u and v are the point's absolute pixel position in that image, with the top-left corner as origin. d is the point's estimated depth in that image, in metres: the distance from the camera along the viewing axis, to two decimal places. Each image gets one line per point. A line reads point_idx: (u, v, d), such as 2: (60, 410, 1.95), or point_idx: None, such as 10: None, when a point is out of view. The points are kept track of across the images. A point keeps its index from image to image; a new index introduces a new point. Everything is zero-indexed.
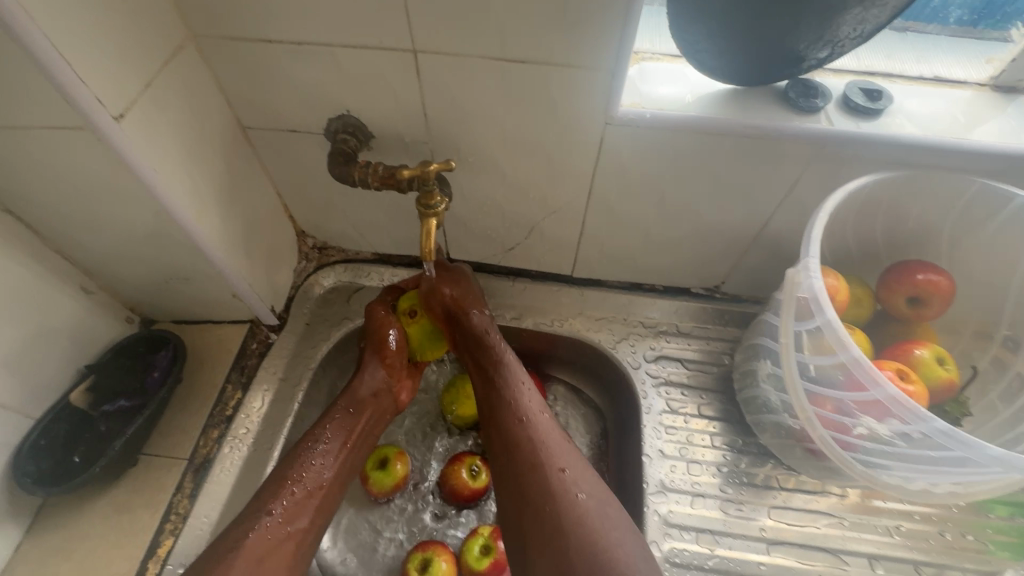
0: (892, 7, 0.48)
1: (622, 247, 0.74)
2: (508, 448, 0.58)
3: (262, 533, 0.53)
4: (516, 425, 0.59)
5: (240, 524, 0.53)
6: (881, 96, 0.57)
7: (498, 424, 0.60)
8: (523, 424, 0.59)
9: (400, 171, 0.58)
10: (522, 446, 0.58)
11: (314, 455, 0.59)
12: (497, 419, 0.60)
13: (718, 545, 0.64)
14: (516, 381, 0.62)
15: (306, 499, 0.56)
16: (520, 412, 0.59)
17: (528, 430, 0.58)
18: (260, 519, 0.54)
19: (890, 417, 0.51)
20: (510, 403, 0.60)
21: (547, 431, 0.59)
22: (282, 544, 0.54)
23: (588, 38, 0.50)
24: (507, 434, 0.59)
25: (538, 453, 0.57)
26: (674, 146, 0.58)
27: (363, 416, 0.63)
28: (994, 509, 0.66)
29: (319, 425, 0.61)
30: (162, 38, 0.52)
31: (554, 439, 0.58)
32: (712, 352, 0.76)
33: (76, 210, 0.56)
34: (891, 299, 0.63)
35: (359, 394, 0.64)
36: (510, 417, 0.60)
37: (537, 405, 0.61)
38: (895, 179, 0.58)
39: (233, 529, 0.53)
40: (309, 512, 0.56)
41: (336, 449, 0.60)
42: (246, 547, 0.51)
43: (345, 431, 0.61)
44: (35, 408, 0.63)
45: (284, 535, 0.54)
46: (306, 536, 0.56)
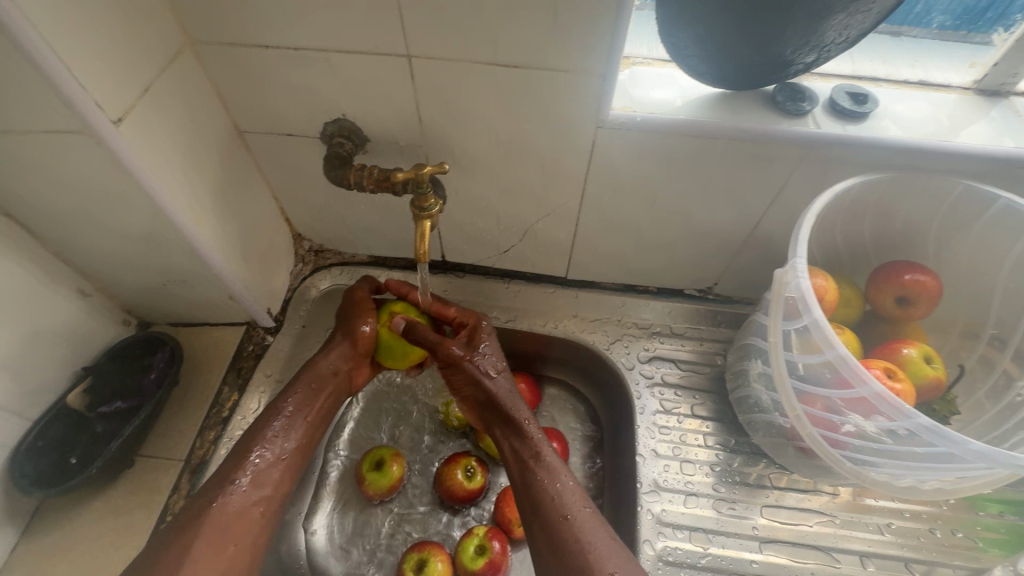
0: (876, 12, 0.49)
1: (616, 249, 0.75)
2: (554, 553, 0.54)
3: (227, 500, 0.55)
4: (558, 526, 0.55)
5: (206, 494, 0.56)
6: (867, 100, 0.58)
7: (541, 523, 0.56)
8: (566, 525, 0.55)
9: (394, 174, 0.59)
10: (568, 549, 0.53)
11: (275, 429, 0.60)
12: (539, 518, 0.56)
13: (711, 543, 0.64)
14: (556, 476, 0.58)
15: (270, 469, 0.59)
16: (562, 510, 0.56)
17: (573, 531, 0.54)
18: (224, 489, 0.56)
19: (876, 414, 0.52)
20: (550, 499, 0.57)
21: (591, 529, 0.54)
22: (249, 512, 0.56)
23: (578, 43, 0.51)
24: (550, 534, 0.55)
25: (583, 557, 0.52)
26: (665, 148, 0.59)
27: (323, 393, 0.64)
28: (985, 507, 0.67)
29: (281, 398, 0.62)
30: (159, 45, 0.52)
31: (598, 535, 0.54)
32: (705, 353, 0.77)
33: (73, 213, 0.57)
34: (880, 299, 0.64)
35: (319, 371, 0.65)
36: (552, 517, 0.56)
37: (580, 498, 0.57)
38: (881, 181, 0.60)
39: (197, 500, 0.56)
40: (272, 481, 0.58)
41: (296, 421, 0.62)
42: (213, 513, 0.54)
43: (306, 407, 0.63)
44: (32, 409, 0.63)
45: (249, 503, 0.56)
46: (272, 502, 0.58)
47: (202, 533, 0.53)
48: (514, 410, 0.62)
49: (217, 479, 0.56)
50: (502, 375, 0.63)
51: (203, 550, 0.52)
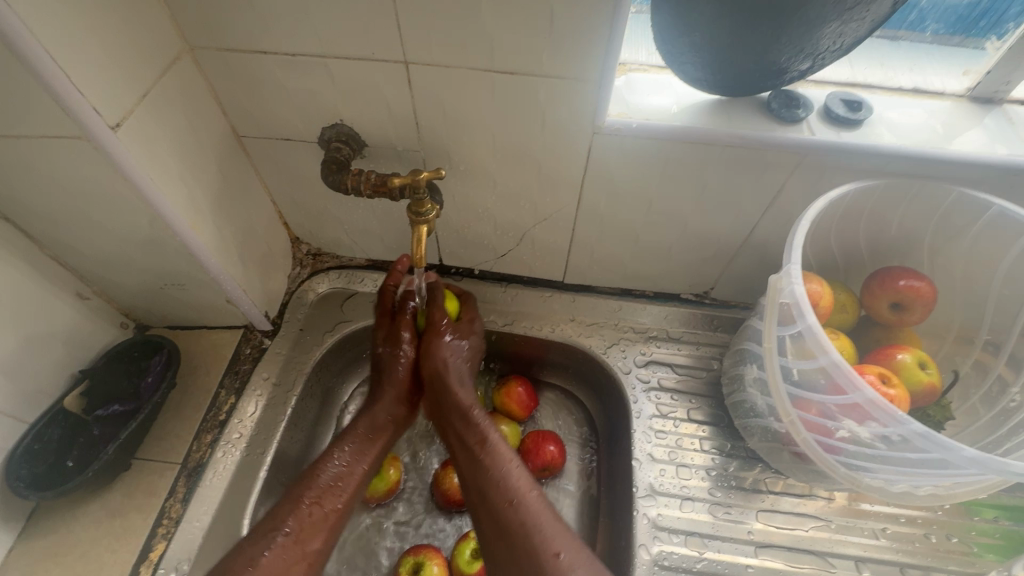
0: (870, 20, 0.50)
1: (612, 253, 0.75)
2: (501, 537, 0.54)
3: (278, 551, 0.54)
4: (504, 508, 0.55)
5: (254, 543, 0.54)
6: (862, 107, 0.58)
7: (488, 507, 0.56)
8: (512, 506, 0.55)
9: (391, 179, 0.59)
10: (515, 531, 0.54)
11: (332, 478, 0.60)
12: (485, 503, 0.57)
13: (707, 548, 0.64)
14: (504, 460, 0.59)
15: (324, 521, 0.58)
16: (509, 492, 0.56)
17: (519, 511, 0.55)
18: (276, 538, 0.54)
19: (870, 420, 0.52)
20: (497, 481, 0.57)
21: (538, 509, 0.55)
22: (297, 565, 0.55)
23: (574, 50, 0.51)
24: (496, 517, 0.55)
25: (530, 537, 0.53)
26: (661, 154, 0.59)
27: (379, 442, 0.65)
28: (980, 512, 0.67)
29: (337, 446, 0.63)
30: (158, 50, 0.53)
31: (546, 517, 0.54)
32: (702, 358, 0.77)
33: (71, 217, 0.57)
34: (874, 304, 0.65)
35: (378, 421, 0.66)
36: (499, 498, 0.56)
37: (528, 480, 0.58)
38: (875, 187, 0.60)
39: (243, 548, 0.53)
40: (323, 534, 0.58)
41: (352, 469, 0.62)
42: (263, 565, 0.52)
43: (362, 457, 0.64)
44: (29, 412, 0.63)
45: (300, 555, 0.55)
46: (319, 557, 0.57)
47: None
48: (465, 401, 0.64)
49: (267, 527, 0.55)
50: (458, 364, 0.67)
51: None
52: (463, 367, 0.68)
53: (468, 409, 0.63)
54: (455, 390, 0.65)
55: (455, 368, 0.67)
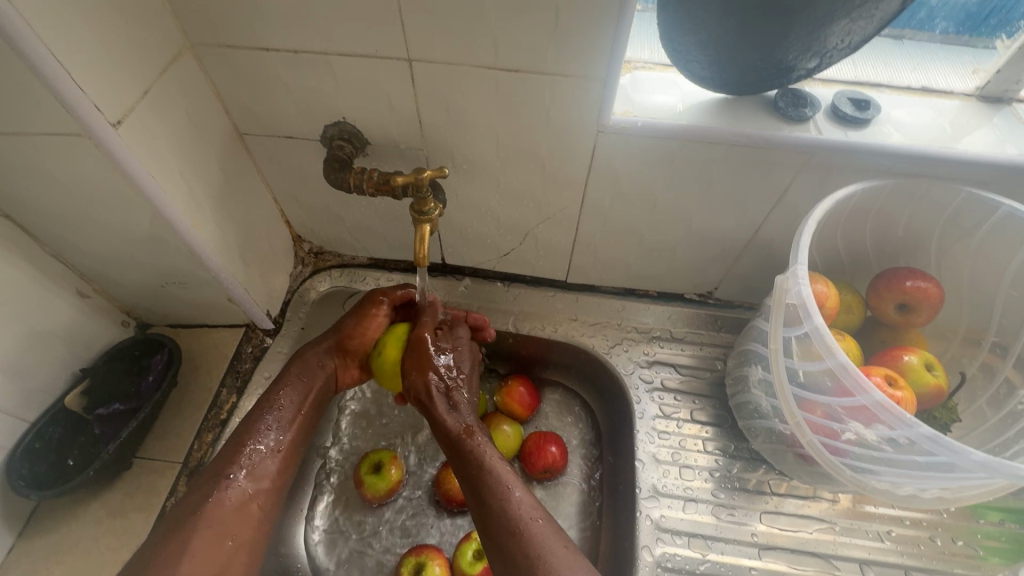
0: (879, 17, 0.49)
1: (616, 252, 0.74)
2: (507, 571, 0.49)
3: (224, 496, 0.54)
4: (507, 539, 0.51)
5: (201, 491, 0.55)
6: (869, 106, 0.58)
7: (492, 539, 0.52)
8: (515, 537, 0.51)
9: (394, 178, 0.59)
10: (519, 565, 0.49)
11: (270, 422, 0.60)
12: (487, 534, 0.52)
13: (710, 550, 0.64)
14: (503, 487, 0.54)
15: (267, 462, 0.58)
16: (511, 522, 0.51)
17: (523, 542, 0.50)
18: (217, 484, 0.55)
19: (877, 422, 0.51)
20: (498, 511, 0.52)
21: (543, 538, 0.50)
22: (246, 506, 0.55)
23: (579, 47, 0.51)
24: (500, 549, 0.51)
25: (536, 572, 0.48)
26: (666, 154, 0.59)
27: (317, 380, 0.64)
28: (986, 514, 0.66)
29: (273, 391, 0.62)
30: (160, 46, 0.52)
31: (553, 546, 0.50)
32: (706, 358, 0.77)
33: (72, 215, 0.57)
34: (881, 305, 0.64)
35: (310, 364, 0.65)
36: (501, 529, 0.51)
37: (530, 508, 0.53)
38: (883, 188, 0.59)
39: (191, 498, 0.54)
40: (270, 473, 0.58)
41: (290, 413, 0.62)
42: (208, 510, 0.53)
43: (299, 399, 0.63)
44: (30, 411, 0.63)
45: (247, 497, 0.55)
46: (271, 496, 0.57)
47: (201, 529, 0.51)
48: (456, 424, 0.59)
49: (210, 475, 0.55)
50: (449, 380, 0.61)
51: (201, 544, 0.51)
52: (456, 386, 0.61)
53: (461, 433, 0.58)
54: (446, 414, 0.59)
55: (444, 388, 0.61)
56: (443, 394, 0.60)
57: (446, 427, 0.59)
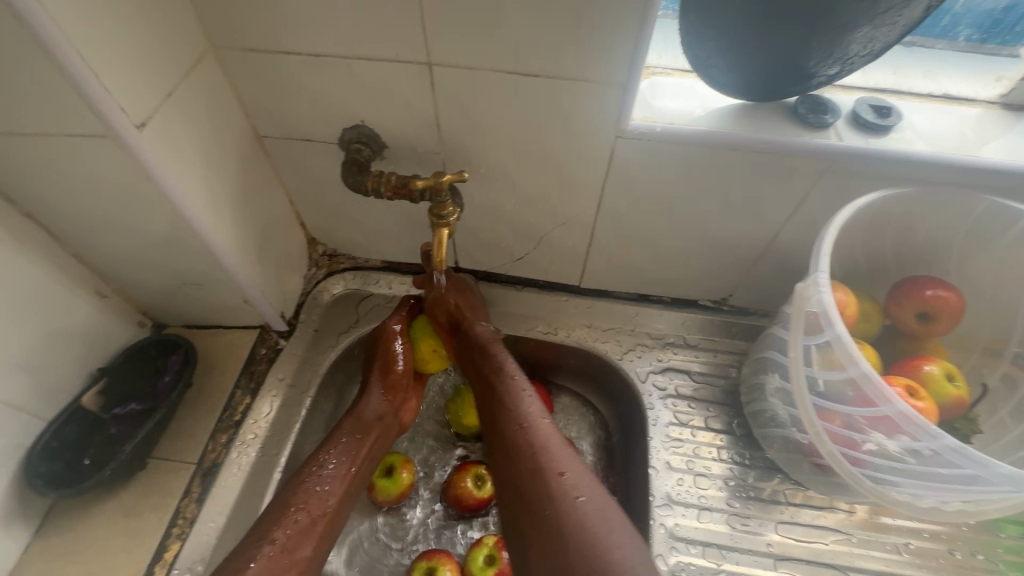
0: (902, 24, 0.49)
1: (631, 258, 0.74)
2: (507, 458, 0.56)
3: (265, 559, 0.52)
4: (513, 430, 0.57)
5: (241, 554, 0.53)
6: (891, 113, 0.57)
7: (498, 431, 0.58)
8: (524, 428, 0.57)
9: (413, 182, 0.59)
10: (521, 452, 0.55)
11: (318, 481, 0.59)
12: (497, 427, 0.59)
13: (725, 559, 0.63)
14: (516, 389, 0.61)
15: (312, 525, 0.56)
16: (520, 417, 0.58)
17: (529, 433, 0.56)
18: (262, 547, 0.53)
19: (899, 433, 0.51)
20: (510, 409, 0.59)
21: (548, 434, 0.56)
22: (286, 573, 0.53)
23: (600, 52, 0.50)
24: (506, 442, 0.57)
25: (538, 459, 0.54)
26: (684, 159, 0.59)
27: (369, 438, 0.65)
28: (1005, 528, 0.65)
29: (322, 451, 0.62)
30: (183, 49, 0.53)
31: (555, 441, 0.56)
32: (719, 365, 0.76)
33: (93, 216, 0.57)
34: (900, 314, 0.63)
35: (364, 418, 0.66)
36: (510, 422, 0.58)
37: (539, 411, 0.59)
38: (904, 196, 0.59)
39: (233, 557, 0.52)
40: (314, 539, 0.56)
41: (338, 475, 0.61)
42: (251, 572, 0.51)
43: (348, 457, 0.63)
44: (48, 410, 0.63)
45: (288, 563, 0.53)
46: (311, 564, 0.55)
47: None
48: (482, 335, 0.66)
49: (255, 537, 0.54)
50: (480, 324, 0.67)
51: None
52: (483, 322, 0.68)
53: (487, 342, 0.66)
54: (475, 324, 0.67)
55: (469, 314, 0.68)
56: (471, 316, 0.68)
57: (470, 336, 0.66)
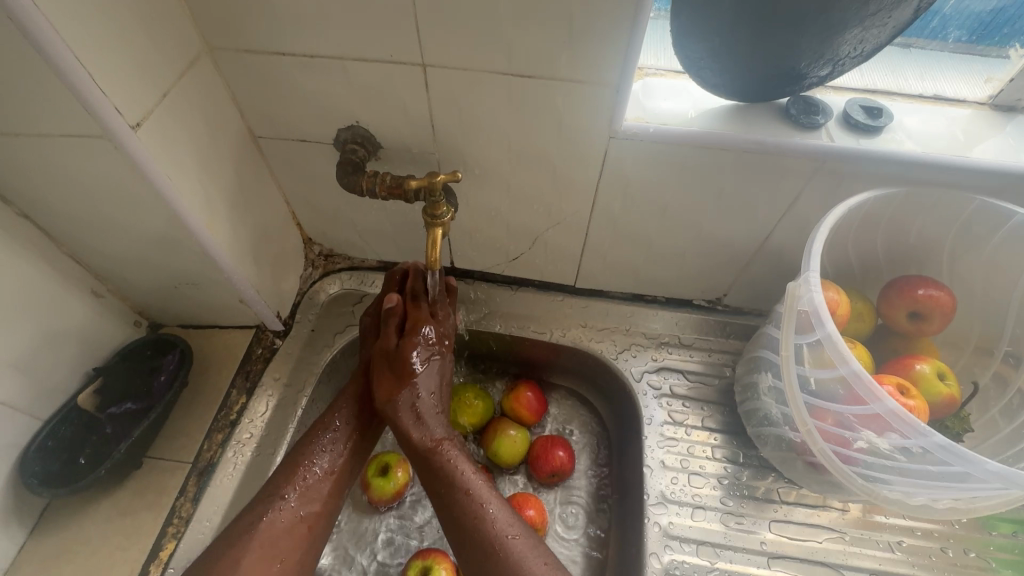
0: (891, 26, 0.49)
1: (625, 258, 0.74)
2: None
3: (276, 516, 0.56)
4: (484, 561, 0.55)
5: (253, 512, 0.57)
6: (881, 114, 0.58)
7: (470, 555, 0.56)
8: (495, 549, 0.55)
9: (407, 182, 0.60)
10: None
11: (325, 443, 0.62)
12: (466, 546, 0.56)
13: (719, 558, 0.63)
14: (478, 502, 0.58)
15: (320, 484, 0.60)
16: (489, 535, 0.56)
17: (503, 556, 0.54)
18: (275, 503, 0.57)
19: (890, 431, 0.51)
20: (474, 528, 0.56)
21: (520, 549, 0.55)
22: (296, 528, 0.57)
23: (592, 53, 0.51)
24: (482, 572, 0.55)
25: None
26: (677, 160, 0.59)
27: (372, 405, 0.66)
28: (997, 526, 0.66)
29: (330, 412, 0.64)
30: (178, 50, 0.53)
31: (531, 561, 0.54)
32: (714, 365, 0.77)
33: (89, 215, 0.58)
34: (891, 313, 0.64)
35: (366, 384, 0.66)
36: (479, 548, 0.56)
37: (505, 524, 0.56)
38: (895, 195, 0.59)
39: (248, 512, 0.57)
40: (320, 497, 0.60)
41: (346, 434, 0.64)
42: (262, 530, 0.55)
43: (353, 417, 0.65)
44: (43, 410, 0.63)
45: (297, 519, 0.58)
46: (319, 518, 0.60)
47: (251, 552, 0.54)
48: (423, 442, 0.62)
49: (266, 495, 0.57)
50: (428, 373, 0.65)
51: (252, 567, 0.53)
52: (429, 401, 0.64)
53: (434, 456, 0.61)
54: (415, 429, 0.62)
55: (412, 404, 0.63)
56: (412, 407, 0.63)
57: (414, 442, 0.62)
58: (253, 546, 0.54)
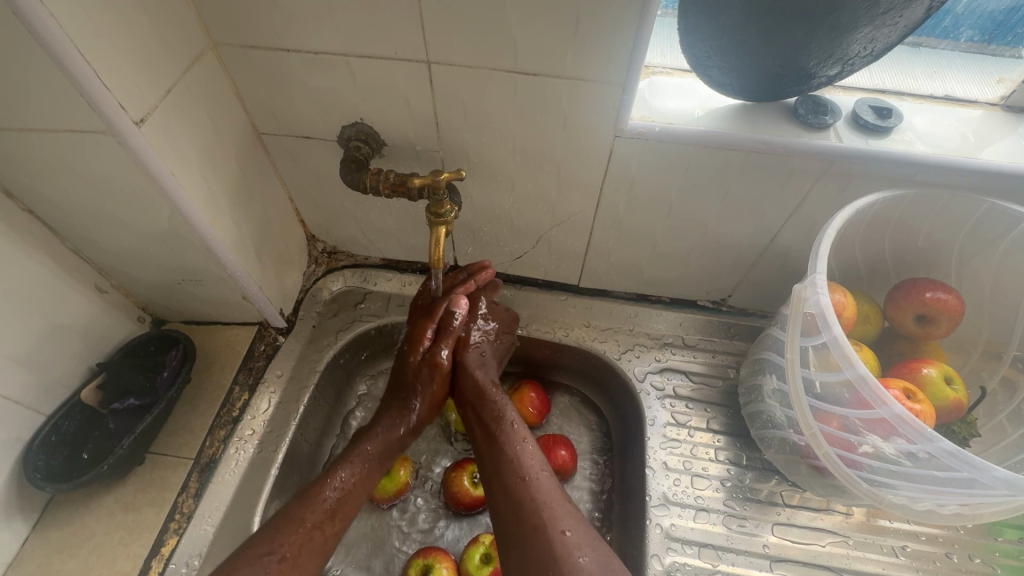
0: (903, 25, 0.49)
1: (630, 258, 0.74)
2: (509, 509, 0.56)
3: None
4: (516, 484, 0.57)
5: (246, 564, 0.51)
6: (891, 114, 0.57)
7: (501, 485, 0.58)
8: (523, 482, 0.57)
9: (411, 180, 0.60)
10: (523, 505, 0.55)
11: (333, 499, 0.57)
12: (498, 475, 0.59)
13: (721, 560, 0.63)
14: (519, 438, 0.61)
15: (321, 544, 0.55)
16: (521, 470, 0.58)
17: (530, 487, 0.56)
18: (269, 563, 0.51)
19: (895, 436, 0.51)
20: (511, 458, 0.59)
21: (548, 490, 0.56)
22: None
23: (598, 51, 0.50)
24: (506, 493, 0.57)
25: (539, 513, 0.54)
26: (683, 159, 0.59)
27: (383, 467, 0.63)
28: (1003, 532, 0.65)
29: (343, 465, 0.60)
30: (182, 46, 0.53)
31: (555, 497, 0.56)
32: (718, 366, 0.76)
33: (93, 212, 0.58)
34: (899, 316, 0.63)
35: (388, 442, 0.63)
36: (510, 474, 0.58)
37: (540, 461, 0.59)
38: (905, 196, 0.59)
39: (237, 569, 0.51)
40: (318, 561, 0.55)
41: (355, 492, 0.59)
42: None
43: (363, 477, 0.60)
44: (47, 405, 0.64)
45: None
46: None
47: None
48: (479, 378, 0.66)
49: (263, 548, 0.52)
50: (485, 369, 0.67)
51: None
52: (489, 354, 0.69)
53: (484, 386, 0.65)
54: (473, 369, 0.66)
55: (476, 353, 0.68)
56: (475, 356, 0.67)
57: (469, 377, 0.66)
58: None
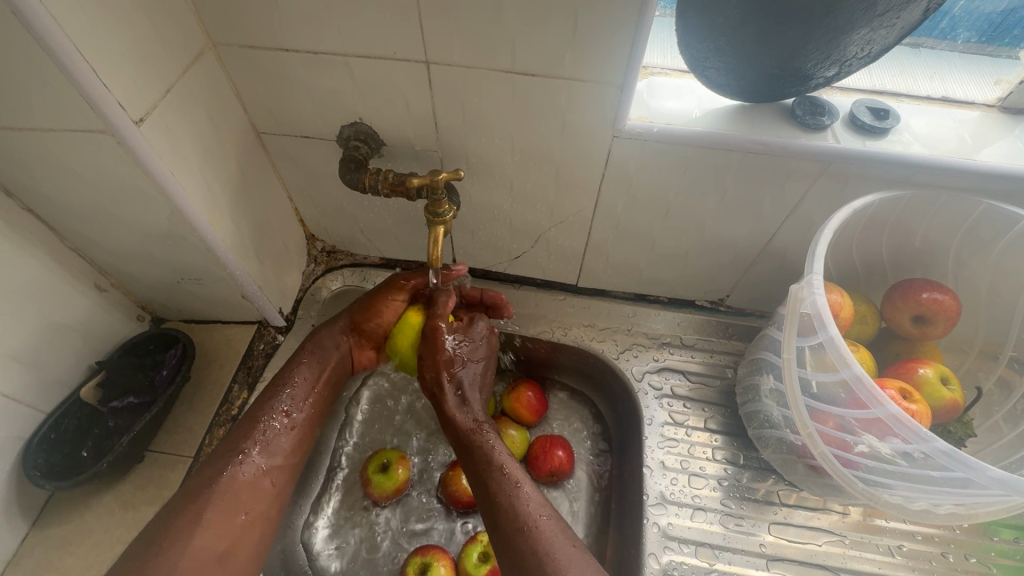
0: (900, 27, 0.49)
1: (628, 257, 0.74)
2: (513, 564, 0.52)
3: (239, 471, 0.56)
4: (516, 535, 0.54)
5: (215, 464, 0.57)
6: (887, 115, 0.58)
7: (501, 536, 0.54)
8: (523, 532, 0.53)
9: (409, 180, 0.60)
10: (526, 558, 0.52)
11: (284, 400, 0.62)
12: (497, 527, 0.55)
13: (718, 559, 0.63)
14: (513, 484, 0.57)
15: (282, 437, 0.60)
16: (520, 519, 0.54)
17: (531, 536, 0.53)
18: (236, 458, 0.57)
19: (891, 436, 0.51)
20: (508, 507, 0.55)
21: (550, 537, 0.53)
22: (261, 481, 0.57)
23: (597, 52, 0.51)
24: (508, 547, 0.53)
25: (543, 566, 0.51)
26: (681, 160, 0.59)
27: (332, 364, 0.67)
28: (999, 532, 0.65)
29: (289, 368, 0.64)
30: (182, 46, 0.53)
31: (558, 544, 0.52)
32: (715, 366, 0.76)
33: (93, 211, 0.58)
34: (896, 316, 0.63)
35: (326, 345, 0.67)
36: (509, 525, 0.54)
37: (538, 506, 0.55)
38: (901, 197, 0.59)
39: (208, 467, 0.56)
40: (283, 450, 0.60)
41: (306, 390, 0.64)
42: (224, 483, 0.55)
43: (312, 377, 0.65)
44: (47, 403, 0.64)
45: (260, 472, 0.58)
46: (284, 474, 0.60)
47: (213, 503, 0.53)
48: (466, 422, 0.62)
49: (226, 450, 0.57)
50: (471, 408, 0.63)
51: (214, 518, 0.53)
52: (474, 382, 0.65)
53: (472, 430, 0.62)
54: (457, 410, 0.63)
55: (456, 385, 0.64)
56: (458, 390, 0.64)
57: (455, 420, 0.63)
58: (215, 501, 0.54)
